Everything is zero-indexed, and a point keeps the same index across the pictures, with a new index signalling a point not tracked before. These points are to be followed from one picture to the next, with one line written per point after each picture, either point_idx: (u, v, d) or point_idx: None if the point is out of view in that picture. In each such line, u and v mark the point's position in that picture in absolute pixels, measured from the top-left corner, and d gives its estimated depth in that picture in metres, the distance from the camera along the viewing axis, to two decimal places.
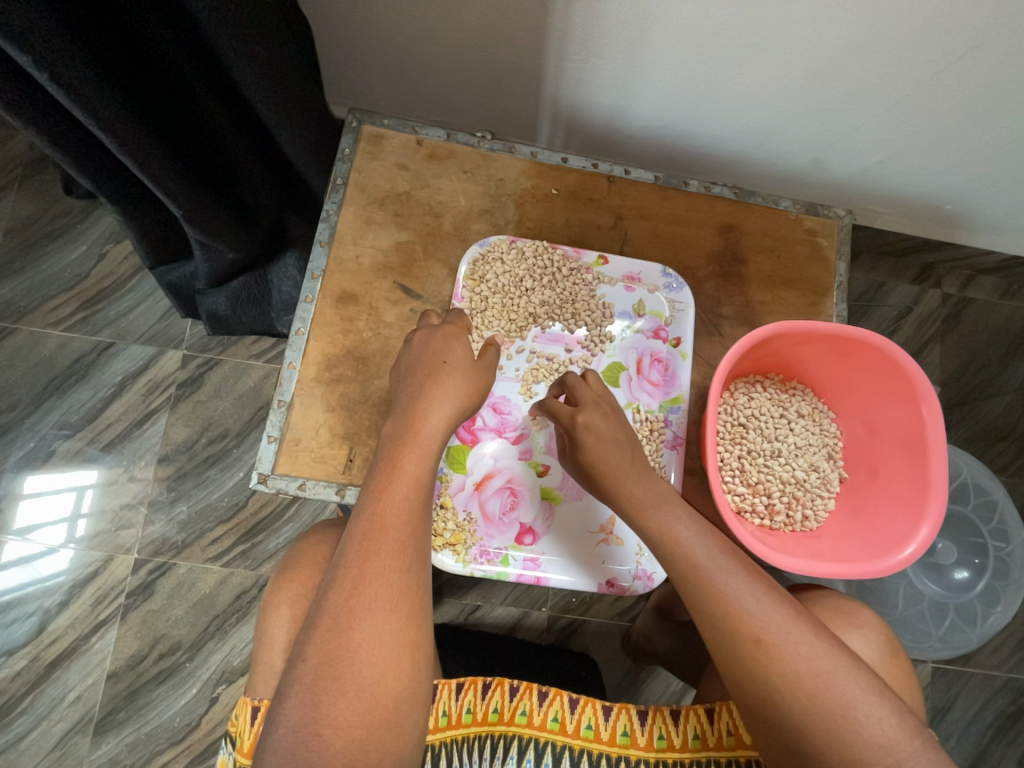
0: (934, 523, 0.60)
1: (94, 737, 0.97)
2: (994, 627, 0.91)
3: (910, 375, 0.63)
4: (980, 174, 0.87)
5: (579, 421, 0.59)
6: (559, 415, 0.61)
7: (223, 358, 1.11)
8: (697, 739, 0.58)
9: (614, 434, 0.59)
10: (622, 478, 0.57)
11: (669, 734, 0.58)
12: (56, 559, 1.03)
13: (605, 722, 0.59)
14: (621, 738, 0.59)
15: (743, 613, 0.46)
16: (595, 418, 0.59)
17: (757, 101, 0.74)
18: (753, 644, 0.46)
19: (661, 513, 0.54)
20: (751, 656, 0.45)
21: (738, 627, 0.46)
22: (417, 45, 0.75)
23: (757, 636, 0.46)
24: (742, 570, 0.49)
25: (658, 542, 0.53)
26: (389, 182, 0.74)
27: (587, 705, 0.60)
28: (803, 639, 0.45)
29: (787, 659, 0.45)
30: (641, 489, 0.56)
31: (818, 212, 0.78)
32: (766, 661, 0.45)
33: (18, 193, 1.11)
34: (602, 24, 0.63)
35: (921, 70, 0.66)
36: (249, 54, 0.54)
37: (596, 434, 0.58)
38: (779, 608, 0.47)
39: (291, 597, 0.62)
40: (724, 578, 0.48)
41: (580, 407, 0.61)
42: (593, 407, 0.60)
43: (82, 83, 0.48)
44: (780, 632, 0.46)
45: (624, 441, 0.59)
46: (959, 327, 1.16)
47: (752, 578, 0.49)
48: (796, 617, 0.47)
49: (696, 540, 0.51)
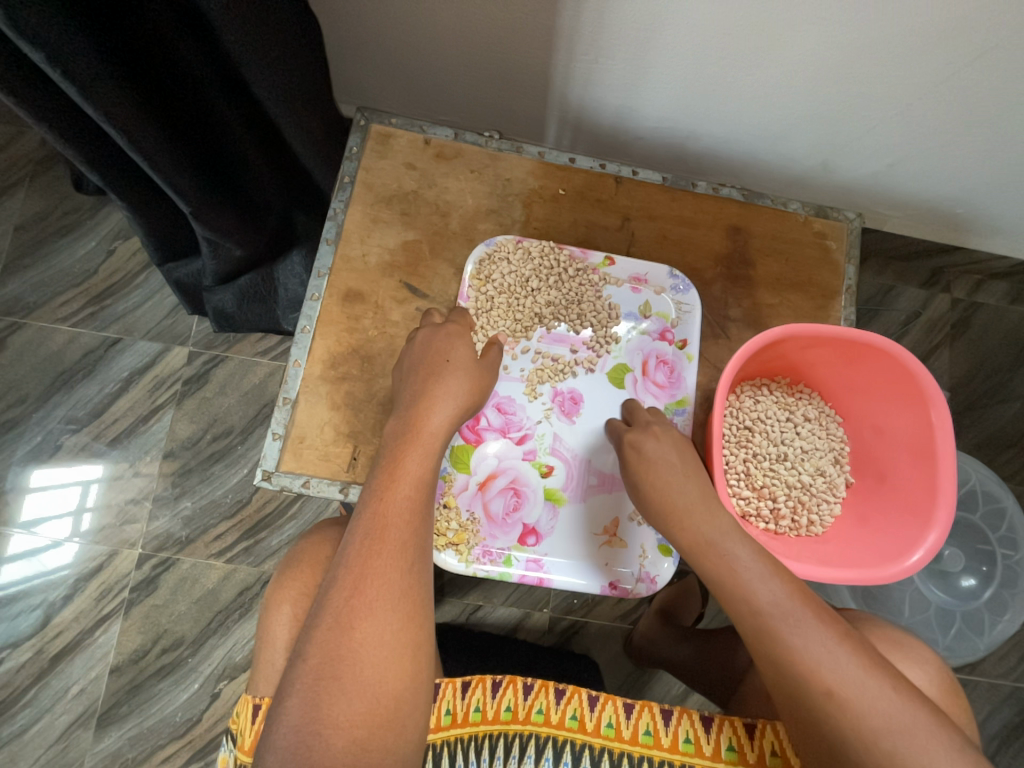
0: (941, 530, 0.59)
1: (96, 731, 0.98)
2: (1003, 636, 0.90)
3: (919, 379, 0.62)
4: (991, 179, 0.86)
5: (627, 439, 0.63)
6: (614, 431, 0.66)
7: (229, 355, 1.11)
8: (732, 751, 0.57)
9: (665, 455, 0.60)
10: (677, 501, 0.57)
11: (698, 739, 0.58)
12: (60, 553, 1.03)
13: (626, 720, 0.59)
14: (644, 738, 0.58)
15: (814, 666, 0.46)
16: (642, 438, 0.62)
17: (766, 102, 0.73)
18: (824, 697, 0.45)
19: (722, 549, 0.53)
20: (821, 708, 0.45)
21: (809, 680, 0.46)
22: (425, 44, 0.75)
23: (828, 689, 0.45)
24: (811, 616, 0.48)
25: (716, 580, 0.52)
26: (397, 181, 0.74)
27: (608, 704, 0.60)
28: (880, 694, 0.45)
29: (861, 715, 0.44)
30: (705, 526, 0.55)
31: (828, 215, 0.78)
32: (837, 715, 0.45)
33: (28, 189, 1.12)
34: (611, 25, 0.63)
35: (934, 73, 0.65)
36: (260, 53, 0.54)
37: (639, 452, 0.61)
38: (854, 659, 0.46)
39: (293, 596, 0.62)
40: (792, 627, 0.47)
41: (634, 425, 0.65)
42: (644, 428, 0.63)
43: (93, 80, 0.48)
44: (855, 686, 0.45)
45: (675, 461, 0.59)
46: (969, 332, 1.15)
47: (822, 624, 0.48)
48: (872, 668, 0.46)
49: (759, 582, 0.50)
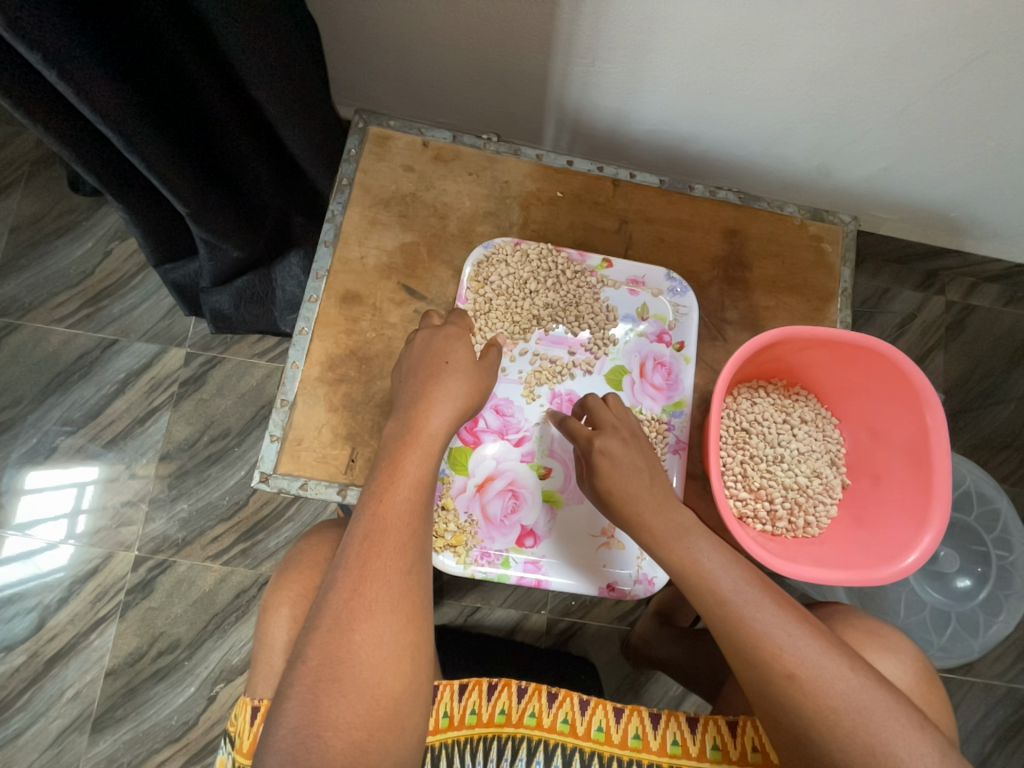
0: (937, 530, 0.60)
1: (92, 735, 0.97)
2: (996, 637, 0.91)
3: (914, 380, 0.63)
4: (985, 183, 0.87)
5: (595, 445, 0.60)
6: (576, 436, 0.62)
7: (226, 356, 1.11)
8: (717, 750, 0.58)
9: (633, 460, 0.59)
10: (639, 505, 0.56)
11: (685, 741, 0.58)
12: (56, 555, 1.03)
13: (616, 723, 0.59)
14: (632, 741, 0.59)
15: (775, 649, 0.46)
16: (611, 443, 0.60)
17: (763, 107, 0.74)
18: (786, 679, 0.46)
19: (685, 543, 0.53)
20: (784, 691, 0.46)
21: (772, 663, 0.46)
22: (425, 48, 0.75)
23: (789, 671, 0.46)
24: (770, 601, 0.49)
25: (680, 572, 0.52)
26: (395, 183, 0.74)
27: (598, 707, 0.60)
28: (839, 674, 0.45)
29: (822, 695, 0.45)
30: (661, 521, 0.55)
31: (824, 218, 0.78)
32: (801, 697, 0.45)
33: (24, 190, 1.12)
34: (609, 29, 0.64)
35: (927, 78, 0.66)
36: (258, 55, 0.54)
37: (611, 459, 0.59)
38: (814, 642, 0.47)
39: (291, 598, 0.62)
40: (753, 612, 0.48)
41: (599, 430, 0.62)
42: (612, 431, 0.61)
43: (90, 82, 0.48)
44: (814, 667, 0.45)
45: (641, 465, 0.59)
46: (963, 334, 1.15)
47: (787, 609, 0.48)
48: (831, 649, 0.47)
49: (722, 571, 0.51)
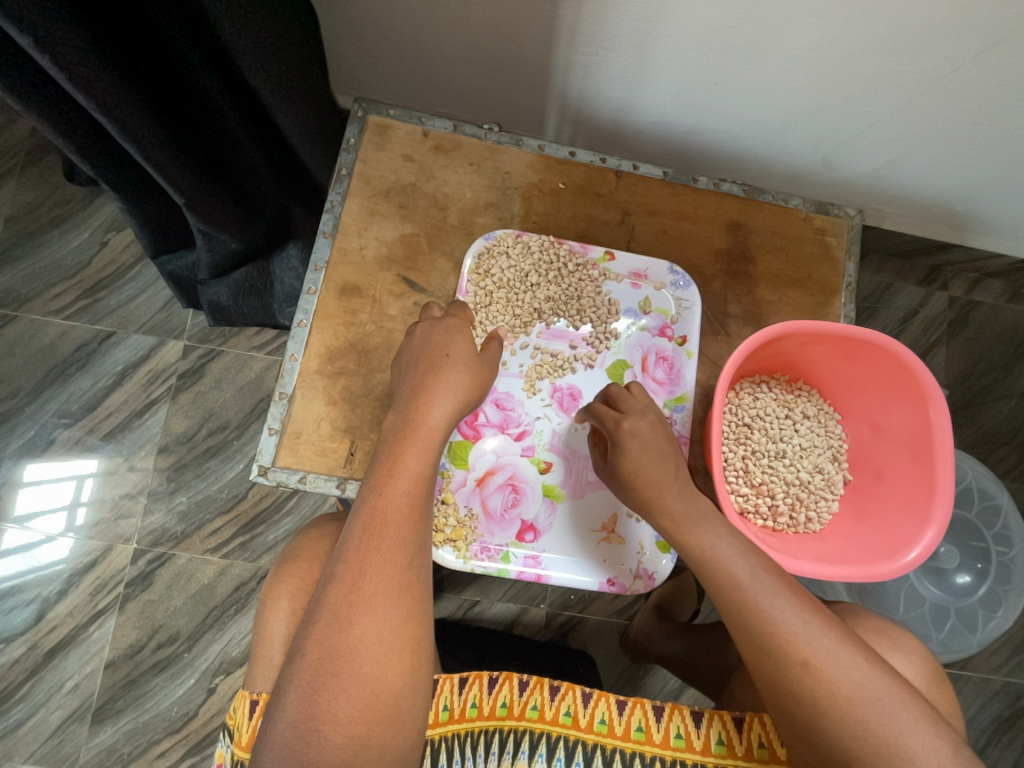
0: (939, 527, 0.60)
1: (92, 725, 0.97)
2: (995, 632, 0.91)
3: (919, 376, 0.62)
4: (991, 177, 0.86)
5: (623, 426, 0.59)
6: (603, 419, 0.61)
7: (224, 348, 1.10)
8: (721, 744, 0.57)
9: (659, 442, 0.58)
10: (657, 493, 0.55)
11: (689, 735, 0.58)
12: (54, 547, 1.02)
13: (619, 716, 0.59)
14: (635, 734, 0.58)
15: (789, 636, 0.46)
16: (640, 424, 0.59)
17: (768, 97, 0.73)
18: (800, 667, 0.45)
19: (697, 530, 0.53)
20: (797, 680, 0.45)
21: (784, 650, 0.46)
22: (426, 36, 0.74)
23: (802, 658, 0.45)
24: (783, 590, 0.49)
25: (695, 560, 0.52)
26: (394, 173, 0.73)
27: (601, 700, 0.59)
28: (850, 663, 0.45)
29: (833, 682, 0.45)
30: (677, 506, 0.54)
31: (829, 210, 0.77)
32: (814, 686, 0.45)
33: (19, 181, 1.11)
34: (614, 18, 0.63)
35: (936, 68, 0.65)
36: (254, 42, 0.53)
37: (640, 439, 0.58)
38: (824, 630, 0.47)
39: (290, 592, 0.62)
40: (769, 599, 0.48)
41: (627, 412, 0.60)
42: (639, 413, 0.60)
43: (84, 68, 0.47)
44: (828, 655, 0.45)
45: (668, 451, 0.58)
46: (965, 329, 1.15)
47: (795, 598, 0.48)
48: (844, 640, 0.47)
49: (735, 558, 0.50)
